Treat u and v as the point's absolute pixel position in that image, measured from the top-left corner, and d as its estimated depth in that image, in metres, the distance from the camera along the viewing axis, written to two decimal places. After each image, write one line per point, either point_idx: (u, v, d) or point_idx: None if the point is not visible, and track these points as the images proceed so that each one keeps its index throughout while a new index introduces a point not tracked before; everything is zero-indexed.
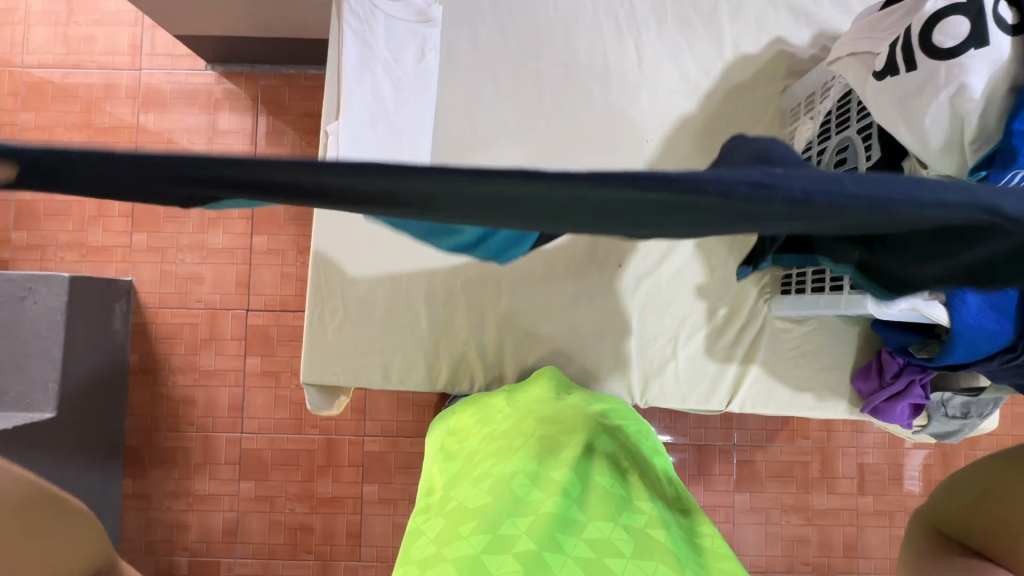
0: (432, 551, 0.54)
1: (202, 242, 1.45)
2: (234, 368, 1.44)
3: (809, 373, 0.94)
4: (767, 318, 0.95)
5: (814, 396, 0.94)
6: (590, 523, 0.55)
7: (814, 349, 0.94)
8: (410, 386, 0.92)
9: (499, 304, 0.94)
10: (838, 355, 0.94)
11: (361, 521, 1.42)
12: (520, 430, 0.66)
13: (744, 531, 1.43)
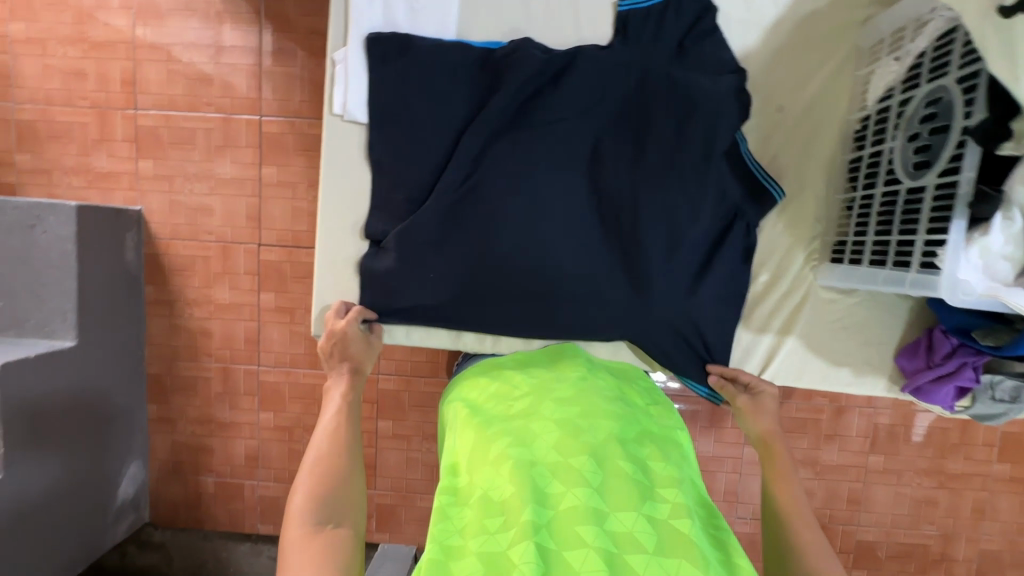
0: (456, 542, 0.55)
1: (209, 171, 1.39)
2: (249, 303, 1.43)
3: (850, 347, 0.98)
4: (812, 288, 0.99)
5: (852, 371, 0.98)
6: (614, 513, 0.55)
7: (857, 322, 0.97)
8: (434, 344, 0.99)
9: (530, 269, 0.94)
10: (885, 331, 0.97)
11: (376, 454, 1.47)
12: (539, 411, 0.65)
13: (750, 481, 1.45)
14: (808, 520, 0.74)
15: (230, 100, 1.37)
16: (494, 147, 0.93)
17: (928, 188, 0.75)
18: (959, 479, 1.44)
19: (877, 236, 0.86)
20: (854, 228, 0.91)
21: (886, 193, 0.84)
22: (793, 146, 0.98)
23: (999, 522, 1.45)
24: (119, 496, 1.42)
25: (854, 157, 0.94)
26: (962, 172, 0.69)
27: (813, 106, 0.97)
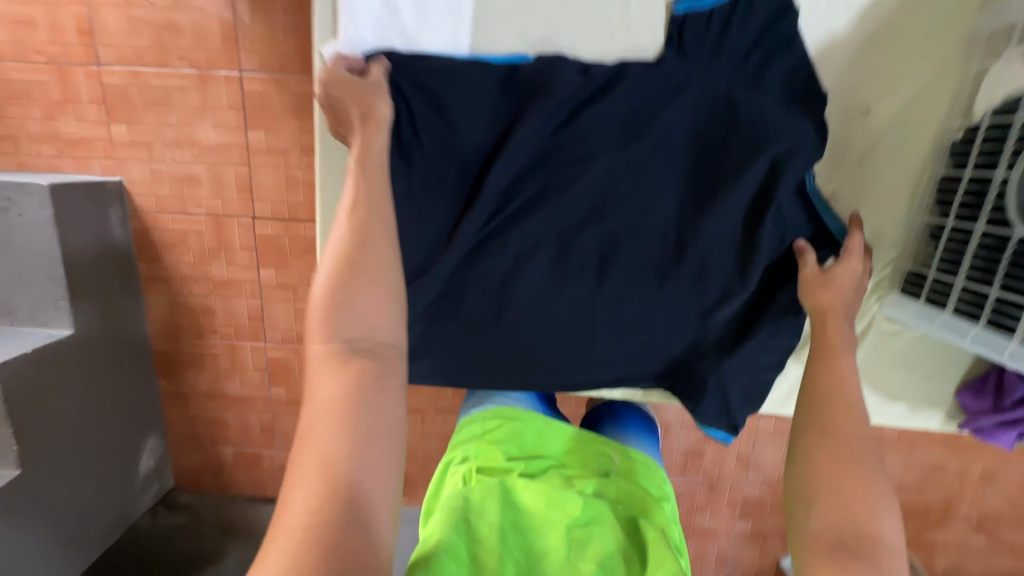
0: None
1: (191, 136, 1.25)
2: (249, 279, 1.36)
3: (907, 382, 0.96)
4: (875, 318, 0.94)
5: (907, 405, 0.97)
6: None
7: (919, 357, 0.94)
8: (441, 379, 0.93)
9: (568, 298, 0.89)
10: (945, 365, 0.95)
11: None
12: (557, 497, 0.72)
13: (763, 451, 1.46)
14: (845, 445, 0.66)
15: (205, 53, 1.20)
16: (528, 179, 0.86)
17: None
18: (972, 448, 1.44)
19: (970, 280, 0.77)
20: (940, 259, 0.83)
21: (990, 231, 0.74)
22: (876, 158, 0.88)
23: (1005, 486, 1.47)
24: (141, 468, 1.45)
25: (949, 175, 0.84)
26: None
27: (907, 108, 0.86)
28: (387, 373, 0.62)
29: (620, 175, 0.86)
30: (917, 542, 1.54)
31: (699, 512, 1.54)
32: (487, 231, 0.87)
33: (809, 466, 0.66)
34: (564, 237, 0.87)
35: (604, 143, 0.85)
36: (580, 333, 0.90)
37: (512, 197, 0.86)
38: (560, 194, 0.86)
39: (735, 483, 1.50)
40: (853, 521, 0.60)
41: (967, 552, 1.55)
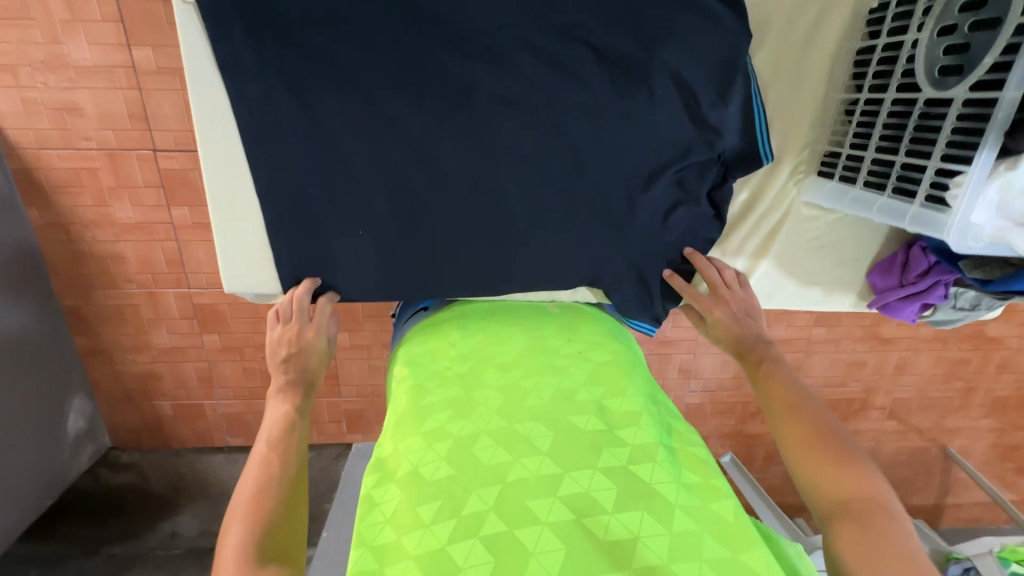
0: (388, 538, 0.51)
1: (62, 56, 1.09)
2: (160, 220, 1.24)
3: (822, 267, 1.00)
4: (793, 204, 0.95)
5: (822, 290, 1.02)
6: (568, 478, 0.54)
7: (833, 242, 0.98)
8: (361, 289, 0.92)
9: (484, 196, 0.86)
10: (858, 248, 0.99)
11: (336, 364, 1.44)
12: (478, 390, 0.66)
13: (702, 360, 1.53)
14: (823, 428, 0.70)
15: None
16: (439, 75, 0.79)
17: (958, 99, 0.69)
18: (889, 342, 1.56)
19: (879, 151, 0.81)
20: (852, 137, 0.85)
21: (898, 100, 0.77)
22: (797, 30, 0.84)
23: (915, 375, 1.62)
24: (70, 430, 1.37)
25: (865, 47, 0.83)
26: (1006, 90, 0.64)
27: None
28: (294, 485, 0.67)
29: (528, 60, 0.80)
30: None
31: None
32: (392, 128, 0.82)
33: (796, 462, 0.70)
34: (483, 132, 0.83)
35: (517, 27, 0.78)
36: (506, 230, 0.89)
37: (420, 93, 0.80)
38: (462, 82, 0.80)
39: (678, 392, 1.57)
40: (846, 492, 0.64)
41: (881, 436, 1.71)
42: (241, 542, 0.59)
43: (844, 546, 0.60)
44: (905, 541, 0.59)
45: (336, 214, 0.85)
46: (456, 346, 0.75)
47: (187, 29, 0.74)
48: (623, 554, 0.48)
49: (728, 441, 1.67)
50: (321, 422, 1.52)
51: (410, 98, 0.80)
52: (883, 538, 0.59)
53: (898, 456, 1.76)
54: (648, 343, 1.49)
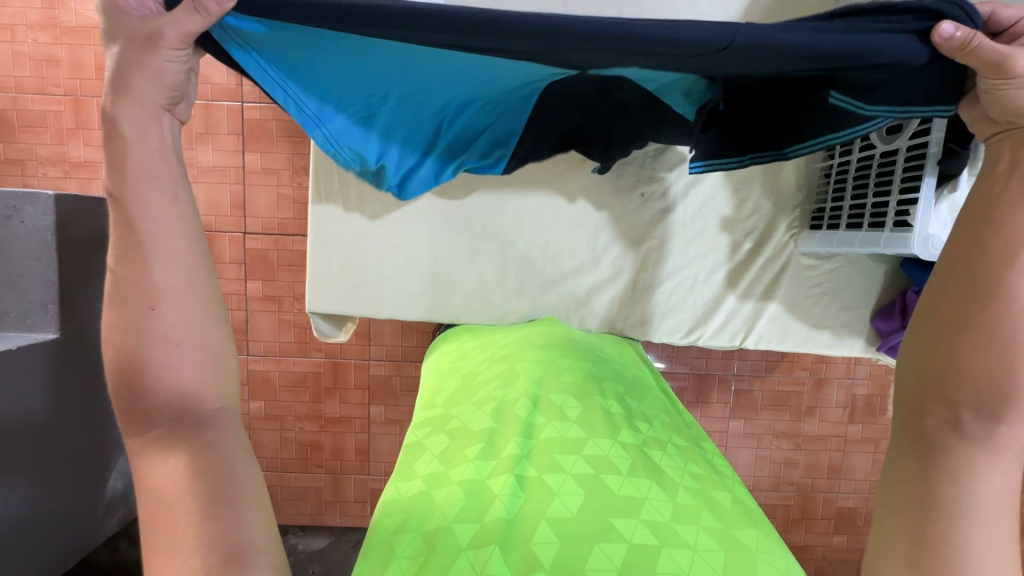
0: (436, 472, 0.53)
1: (191, 159, 1.37)
2: (235, 292, 1.42)
3: (828, 312, 1.05)
4: (793, 254, 1.04)
5: (831, 334, 1.06)
6: (593, 441, 0.54)
7: (835, 287, 1.04)
8: (399, 313, 1.03)
9: (518, 231, 1.02)
10: (861, 295, 1.04)
11: (368, 439, 1.47)
12: (521, 355, 0.68)
13: (735, 455, 1.50)
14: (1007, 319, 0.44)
15: (210, 85, 1.35)
16: None
17: (901, 150, 0.82)
18: None
19: (853, 199, 0.92)
20: (832, 195, 0.97)
21: (860, 157, 0.90)
22: None
23: None
24: (108, 489, 1.41)
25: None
26: (932, 133, 0.77)
27: None
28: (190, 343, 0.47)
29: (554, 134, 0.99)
30: None
31: None
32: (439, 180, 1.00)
33: (932, 350, 0.47)
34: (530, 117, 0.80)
35: None
36: (532, 265, 1.03)
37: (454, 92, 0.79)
38: None
39: None
40: (963, 404, 0.45)
41: None
42: (125, 408, 0.46)
43: (901, 467, 0.48)
44: (998, 505, 0.44)
45: (395, 247, 1.01)
46: (501, 338, 0.76)
47: None
48: (632, 510, 0.47)
49: None
50: (346, 502, 1.50)
51: None
52: (971, 484, 0.45)
53: None
54: None
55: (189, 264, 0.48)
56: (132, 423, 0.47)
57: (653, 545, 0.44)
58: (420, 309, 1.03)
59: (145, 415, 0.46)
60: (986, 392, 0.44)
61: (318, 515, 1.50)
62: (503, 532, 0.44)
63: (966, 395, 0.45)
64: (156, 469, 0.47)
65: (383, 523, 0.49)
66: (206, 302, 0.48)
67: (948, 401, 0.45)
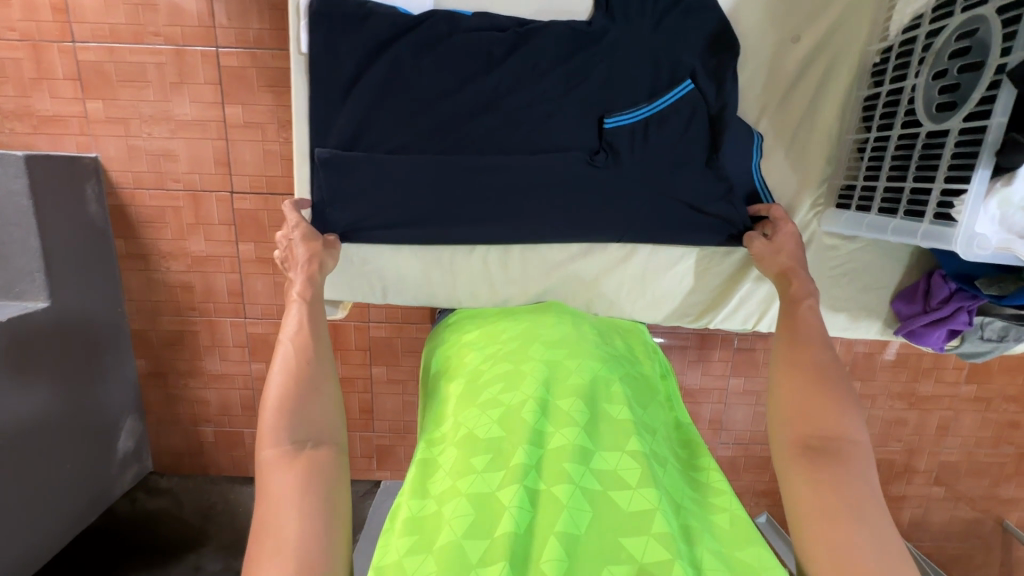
0: (447, 487, 0.53)
1: (167, 111, 1.27)
2: (228, 254, 1.37)
3: (847, 294, 1.03)
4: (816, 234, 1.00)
5: (848, 316, 1.05)
6: (603, 454, 0.53)
7: (856, 270, 1.01)
8: (402, 296, 1.01)
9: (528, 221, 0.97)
10: (881, 278, 1.03)
11: (372, 398, 1.49)
12: (527, 352, 0.65)
13: (734, 410, 1.52)
14: (818, 364, 0.72)
15: (180, 28, 1.22)
16: (487, 115, 0.92)
17: (953, 132, 0.74)
18: (928, 400, 1.52)
19: (889, 182, 0.86)
20: (864, 172, 0.91)
21: (902, 133, 0.83)
22: (808, 82, 0.94)
23: (960, 437, 1.55)
24: (119, 450, 1.44)
25: (871, 94, 0.90)
26: (994, 117, 0.68)
27: (831, 34, 0.91)
28: (322, 394, 0.68)
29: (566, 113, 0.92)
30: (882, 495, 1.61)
31: None
32: (444, 161, 0.93)
33: (778, 390, 0.72)
34: (506, 204, 0.96)
35: (558, 91, 0.91)
36: (538, 247, 0.99)
37: (435, 188, 0.94)
38: (508, 125, 0.93)
39: (709, 443, 1.55)
40: (817, 431, 0.65)
41: (930, 503, 1.62)
42: (278, 423, 0.63)
43: (802, 489, 0.62)
44: (877, 510, 0.59)
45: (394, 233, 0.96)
46: (505, 329, 0.73)
47: (296, 73, 0.89)
48: (642, 525, 0.47)
49: (763, 500, 1.61)
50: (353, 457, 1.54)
51: (466, 140, 0.93)
52: (845, 490, 0.59)
53: (950, 526, 1.65)
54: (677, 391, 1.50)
55: (318, 340, 0.73)
56: (271, 440, 0.62)
57: (664, 565, 0.44)
58: (423, 294, 1.01)
59: (287, 430, 0.62)
60: (820, 405, 0.67)
61: None
62: (512, 550, 0.45)
63: (811, 407, 0.68)
64: (276, 481, 0.59)
65: (397, 540, 0.50)
66: (326, 362, 0.71)
67: (800, 435, 0.66)
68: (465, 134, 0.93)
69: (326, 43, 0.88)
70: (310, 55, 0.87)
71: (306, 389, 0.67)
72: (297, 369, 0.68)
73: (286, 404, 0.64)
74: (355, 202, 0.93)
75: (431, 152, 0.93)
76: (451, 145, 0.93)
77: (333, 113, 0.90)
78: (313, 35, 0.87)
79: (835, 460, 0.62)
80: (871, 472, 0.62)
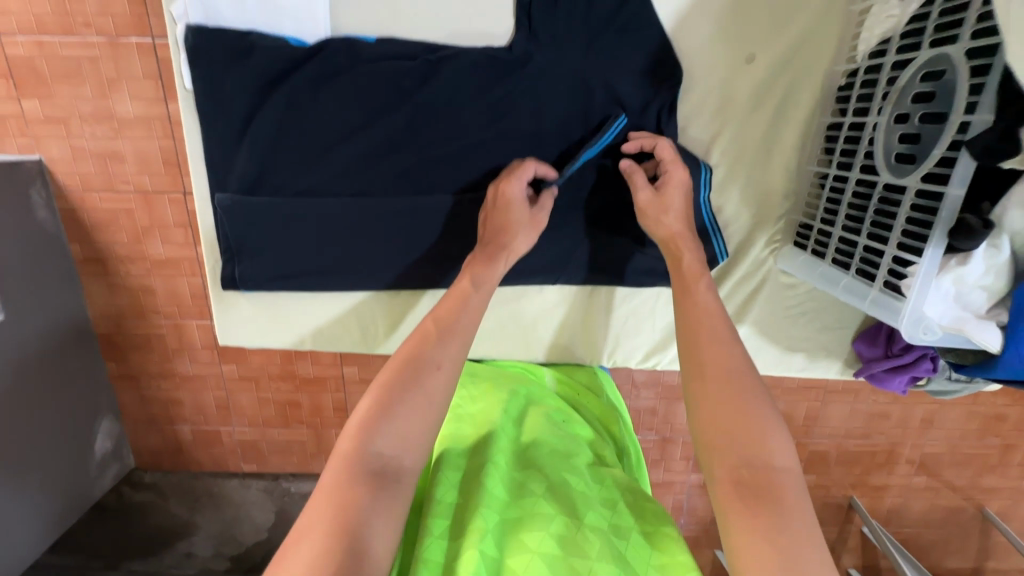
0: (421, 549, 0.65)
1: (108, 109, 1.20)
2: (187, 257, 1.33)
3: (806, 334, 1.03)
4: (772, 271, 1.00)
5: (807, 356, 1.05)
6: (557, 519, 0.66)
7: (815, 310, 1.01)
8: (319, 341, 1.05)
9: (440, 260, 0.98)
10: (840, 315, 1.02)
11: (346, 397, 1.48)
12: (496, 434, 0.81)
13: None
14: (731, 370, 0.70)
15: (111, 18, 1.13)
16: (398, 147, 0.92)
17: (910, 188, 0.73)
18: (912, 394, 1.48)
19: (844, 228, 0.85)
20: (823, 209, 0.90)
21: (860, 176, 0.81)
22: (766, 106, 0.92)
23: (944, 429, 1.53)
24: (98, 451, 1.46)
25: (833, 122, 0.88)
26: (951, 189, 0.68)
27: (788, 55, 0.89)
28: (412, 411, 0.69)
29: (470, 142, 0.92)
30: (862, 484, 1.60)
31: (654, 467, 1.59)
32: (358, 193, 0.94)
33: (698, 398, 0.70)
34: (426, 233, 0.96)
35: (476, 119, 0.91)
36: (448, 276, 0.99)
37: (349, 225, 0.95)
38: (417, 156, 0.93)
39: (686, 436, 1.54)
40: (745, 451, 0.64)
41: (910, 492, 1.62)
42: (365, 430, 0.66)
43: (736, 517, 0.60)
44: (811, 529, 0.59)
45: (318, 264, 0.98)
46: (480, 409, 0.87)
47: (186, 109, 0.89)
48: None
49: None
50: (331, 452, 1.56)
51: (384, 173, 0.93)
52: (779, 515, 0.59)
53: (931, 514, 1.64)
54: (654, 386, 1.48)
55: (436, 368, 0.73)
56: (354, 442, 0.66)
57: None
58: (340, 339, 1.05)
59: (370, 443, 0.65)
60: (746, 418, 0.66)
61: (306, 463, 1.58)
62: None
63: (736, 418, 0.66)
64: (324, 490, 0.63)
65: None
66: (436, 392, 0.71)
67: (729, 455, 0.64)
68: (381, 167, 0.93)
69: (212, 78, 0.87)
70: (196, 92, 0.88)
71: (404, 406, 0.68)
72: (397, 384, 0.70)
73: (376, 415, 0.67)
74: (263, 252, 0.96)
75: (346, 187, 0.94)
76: (361, 180, 0.94)
77: (231, 155, 0.92)
78: (196, 70, 0.87)
79: (764, 481, 0.61)
80: (803, 497, 0.61)
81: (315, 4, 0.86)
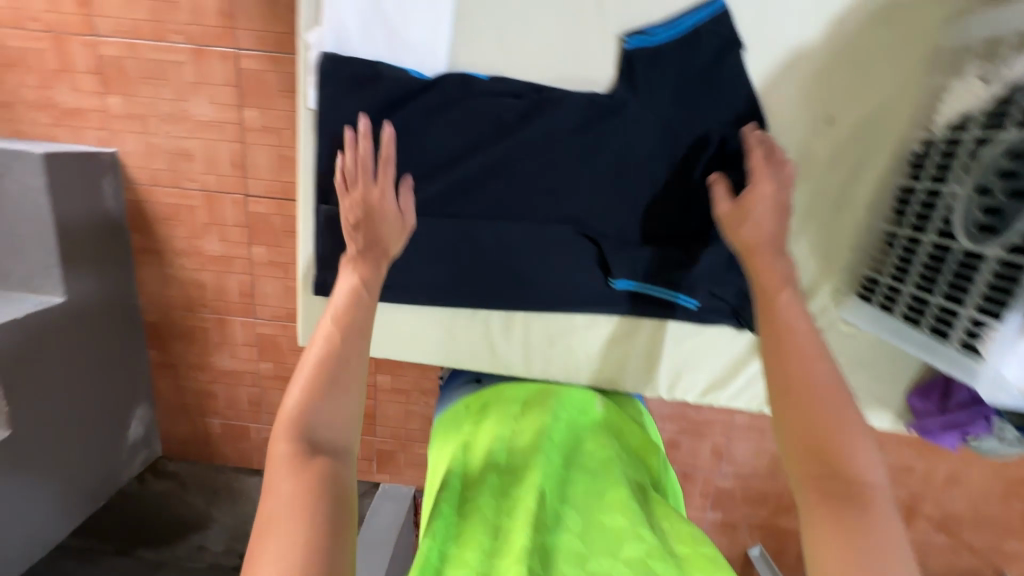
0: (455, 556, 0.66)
1: (185, 111, 1.26)
2: (240, 256, 1.37)
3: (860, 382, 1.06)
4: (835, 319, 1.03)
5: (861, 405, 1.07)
6: (598, 559, 0.66)
7: (871, 360, 1.04)
8: (396, 352, 1.09)
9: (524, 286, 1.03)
10: (893, 366, 1.05)
11: (375, 405, 1.50)
12: (541, 444, 0.80)
13: (735, 444, 1.50)
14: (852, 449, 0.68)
15: (201, 27, 1.20)
16: (495, 177, 0.98)
17: (991, 258, 0.75)
18: (937, 451, 1.48)
19: (917, 286, 0.87)
20: (892, 266, 0.92)
21: (935, 239, 0.84)
22: (842, 165, 0.97)
23: (967, 489, 1.52)
24: (130, 436, 1.50)
25: (908, 185, 0.92)
26: None
27: (868, 122, 0.95)
28: (342, 398, 0.72)
29: (561, 177, 0.98)
30: None
31: None
32: (451, 215, 1.00)
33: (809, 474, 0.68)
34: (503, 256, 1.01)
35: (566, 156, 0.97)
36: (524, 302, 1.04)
37: (440, 245, 1.01)
38: (511, 185, 0.98)
39: (707, 472, 1.54)
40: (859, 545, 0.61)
41: (926, 550, 1.61)
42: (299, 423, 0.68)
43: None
44: None
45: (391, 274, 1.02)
46: (525, 419, 0.88)
47: (305, 127, 0.96)
48: None
49: (757, 531, 1.62)
50: None
51: (467, 196, 0.99)
52: None
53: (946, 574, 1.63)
54: (679, 420, 1.49)
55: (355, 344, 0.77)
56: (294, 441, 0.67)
57: None
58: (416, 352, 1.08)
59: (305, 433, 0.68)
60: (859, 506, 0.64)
61: None
62: None
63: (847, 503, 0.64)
64: (283, 488, 0.63)
65: None
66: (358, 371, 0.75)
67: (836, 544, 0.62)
68: (474, 193, 0.99)
69: (334, 100, 0.94)
70: (318, 111, 0.94)
71: (330, 394, 0.71)
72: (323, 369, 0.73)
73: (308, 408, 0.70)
74: None
75: (438, 209, 0.99)
76: (459, 204, 0.99)
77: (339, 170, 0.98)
78: (322, 89, 0.93)
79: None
80: None
81: (438, 43, 0.93)
